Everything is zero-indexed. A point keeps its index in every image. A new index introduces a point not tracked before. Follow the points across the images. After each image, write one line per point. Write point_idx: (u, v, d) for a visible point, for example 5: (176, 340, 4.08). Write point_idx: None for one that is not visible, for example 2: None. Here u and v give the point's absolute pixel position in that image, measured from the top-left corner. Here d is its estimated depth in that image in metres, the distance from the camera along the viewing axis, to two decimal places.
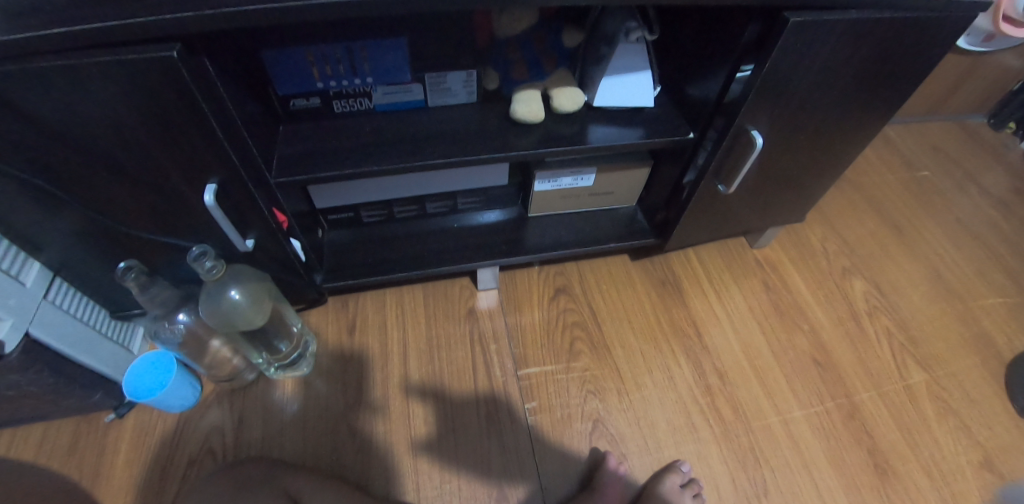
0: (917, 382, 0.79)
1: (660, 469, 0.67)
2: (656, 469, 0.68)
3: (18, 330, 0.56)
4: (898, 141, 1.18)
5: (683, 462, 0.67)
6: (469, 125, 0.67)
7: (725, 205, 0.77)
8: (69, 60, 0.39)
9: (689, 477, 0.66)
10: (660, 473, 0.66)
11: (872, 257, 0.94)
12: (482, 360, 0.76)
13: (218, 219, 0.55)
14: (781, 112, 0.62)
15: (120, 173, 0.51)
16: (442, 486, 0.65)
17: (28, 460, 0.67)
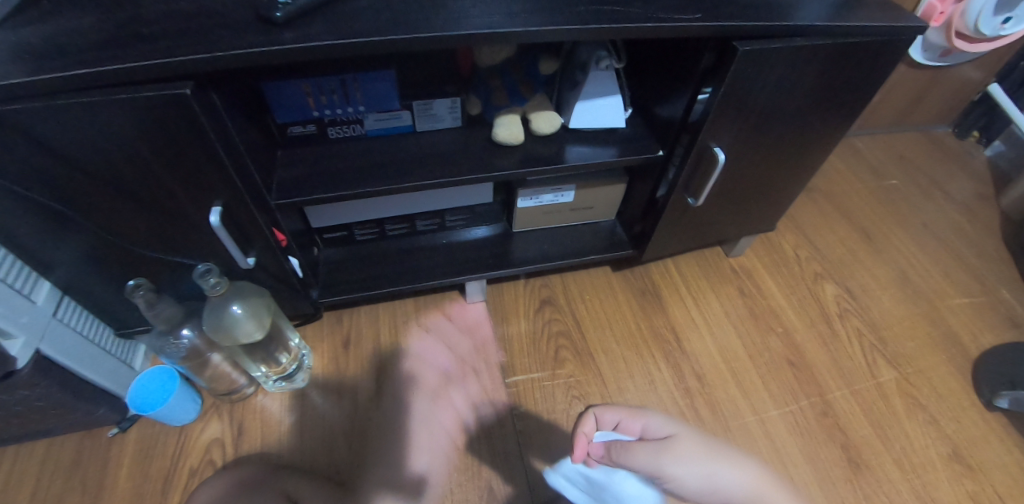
0: (888, 379, 0.83)
1: None
2: None
3: (29, 346, 0.60)
4: (867, 152, 1.25)
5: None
6: (454, 147, 0.72)
7: (697, 216, 0.82)
8: (91, 97, 0.44)
9: None
10: None
11: (842, 262, 0.99)
12: (472, 369, 0.80)
13: (222, 239, 0.59)
14: (740, 129, 0.68)
15: (131, 197, 0.55)
16: (434, 490, 0.69)
17: (32, 475, 0.69)
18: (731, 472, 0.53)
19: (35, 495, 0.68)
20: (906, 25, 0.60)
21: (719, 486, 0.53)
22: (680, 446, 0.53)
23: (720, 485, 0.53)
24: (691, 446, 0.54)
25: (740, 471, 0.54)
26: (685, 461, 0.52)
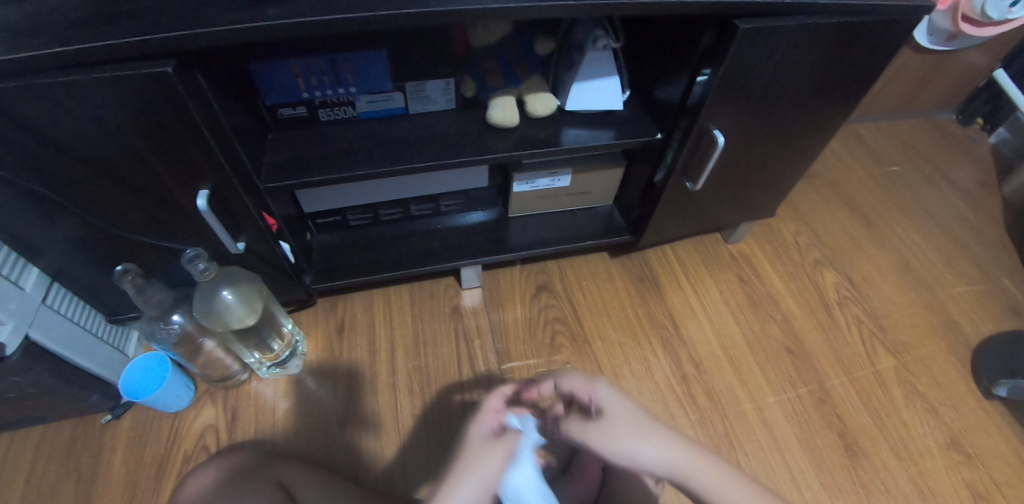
0: (886, 367, 0.82)
1: None
2: None
3: (18, 332, 0.59)
4: (869, 138, 1.23)
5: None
6: (449, 130, 0.71)
7: (695, 202, 0.80)
8: (71, 76, 0.43)
9: None
10: None
11: (843, 249, 0.98)
12: (467, 355, 0.79)
13: (211, 223, 0.58)
14: (740, 112, 0.66)
15: (117, 180, 0.54)
16: (430, 476, 0.69)
17: (27, 461, 0.69)
18: (650, 450, 0.46)
19: (30, 481, 0.68)
20: (914, 4, 0.58)
21: (637, 464, 0.46)
22: (609, 425, 0.48)
23: (633, 455, 0.46)
24: (621, 421, 0.48)
25: (664, 447, 0.46)
26: (607, 439, 0.47)
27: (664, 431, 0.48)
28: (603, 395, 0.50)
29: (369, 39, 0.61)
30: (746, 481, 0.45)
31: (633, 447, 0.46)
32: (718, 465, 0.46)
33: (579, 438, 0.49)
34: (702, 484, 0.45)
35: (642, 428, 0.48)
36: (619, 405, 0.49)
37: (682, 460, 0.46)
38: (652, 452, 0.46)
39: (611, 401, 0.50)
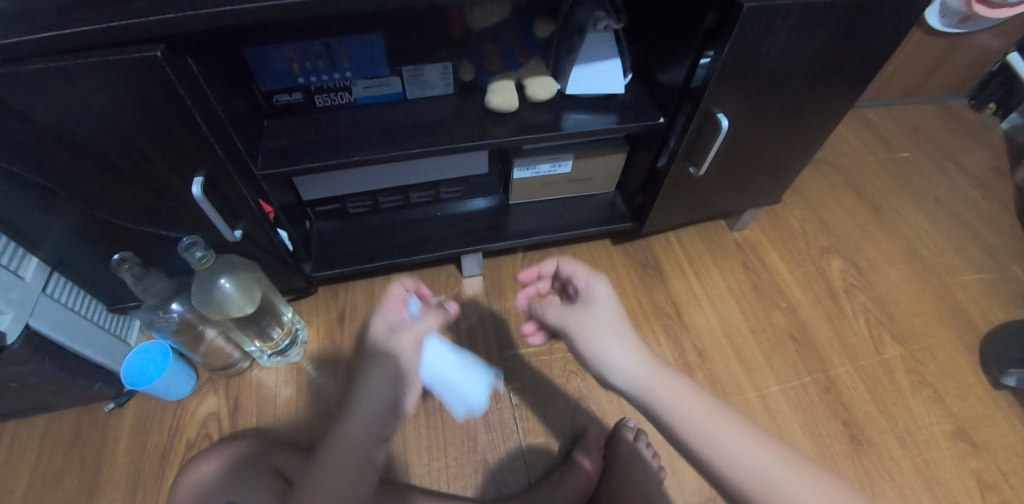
0: (894, 356, 0.81)
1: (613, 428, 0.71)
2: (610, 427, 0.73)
3: (19, 322, 0.59)
4: (879, 123, 1.20)
5: (630, 419, 0.72)
6: (447, 115, 0.70)
7: (699, 187, 0.79)
8: (59, 62, 0.42)
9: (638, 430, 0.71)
10: (612, 433, 0.70)
11: (850, 236, 0.96)
12: (468, 344, 0.79)
13: (206, 210, 0.58)
14: (744, 95, 0.65)
15: (111, 168, 0.53)
16: (431, 464, 0.69)
17: (33, 449, 0.70)
18: (620, 352, 0.50)
19: (36, 469, 0.68)
20: None
21: (603, 361, 0.50)
22: (591, 319, 0.52)
23: (605, 354, 0.50)
24: (604, 321, 0.52)
25: (634, 354, 0.50)
26: (586, 330, 0.52)
27: (640, 346, 0.51)
28: (601, 294, 0.55)
29: (364, 22, 0.60)
30: (701, 392, 0.47)
31: (605, 345, 0.50)
32: (684, 385, 0.47)
33: (564, 325, 0.53)
34: (660, 389, 0.47)
35: (621, 338, 0.51)
36: (610, 306, 0.54)
37: (646, 369, 0.48)
38: (620, 353, 0.49)
39: (604, 302, 0.54)
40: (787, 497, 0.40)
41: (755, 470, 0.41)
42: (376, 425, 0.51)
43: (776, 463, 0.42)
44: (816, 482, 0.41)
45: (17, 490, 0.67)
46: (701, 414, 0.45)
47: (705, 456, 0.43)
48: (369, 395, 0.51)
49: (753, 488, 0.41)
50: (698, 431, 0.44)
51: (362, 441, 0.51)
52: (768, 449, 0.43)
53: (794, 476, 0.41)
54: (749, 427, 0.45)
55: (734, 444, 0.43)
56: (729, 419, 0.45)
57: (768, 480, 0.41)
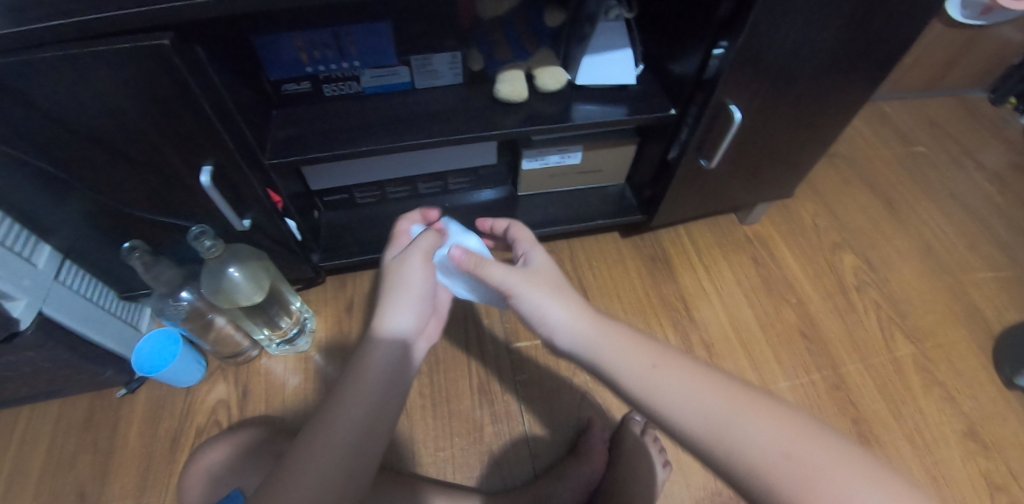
0: (904, 353, 0.80)
1: (619, 421, 0.72)
2: (615, 420, 0.73)
3: (32, 308, 0.60)
4: (895, 117, 1.18)
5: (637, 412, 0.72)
6: (456, 105, 0.69)
7: (710, 180, 0.78)
8: (68, 50, 0.42)
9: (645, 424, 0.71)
10: (619, 427, 0.70)
11: (863, 232, 0.95)
12: (475, 335, 0.79)
13: (215, 199, 0.58)
14: (758, 87, 0.63)
15: (122, 157, 0.53)
16: (436, 454, 0.69)
17: (47, 433, 0.71)
18: (562, 312, 0.46)
19: (51, 453, 0.70)
20: None
21: (547, 324, 0.46)
22: (529, 279, 0.47)
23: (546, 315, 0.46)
24: (544, 280, 0.48)
25: (578, 315, 0.46)
26: (527, 287, 0.47)
27: (579, 301, 0.47)
28: (538, 258, 0.52)
29: (372, 11, 0.60)
30: (648, 345, 0.43)
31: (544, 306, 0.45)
32: (631, 341, 0.44)
33: (501, 287, 0.47)
34: (604, 350, 0.43)
35: (563, 297, 0.47)
36: (548, 268, 0.51)
37: (588, 327, 0.45)
38: (561, 312, 0.45)
39: (542, 263, 0.51)
40: (739, 438, 0.35)
41: (704, 416, 0.37)
42: (389, 373, 0.49)
43: (728, 406, 0.37)
44: (778, 418, 0.36)
45: (32, 472, 0.68)
46: (645, 364, 0.41)
47: (658, 409, 0.39)
48: (383, 338, 0.50)
49: (706, 436, 0.37)
50: (644, 387, 0.40)
51: (375, 390, 0.48)
52: (719, 391, 0.39)
53: (747, 414, 0.37)
54: (699, 371, 0.41)
55: (681, 393, 0.39)
56: (673, 364, 0.41)
57: (717, 424, 0.37)
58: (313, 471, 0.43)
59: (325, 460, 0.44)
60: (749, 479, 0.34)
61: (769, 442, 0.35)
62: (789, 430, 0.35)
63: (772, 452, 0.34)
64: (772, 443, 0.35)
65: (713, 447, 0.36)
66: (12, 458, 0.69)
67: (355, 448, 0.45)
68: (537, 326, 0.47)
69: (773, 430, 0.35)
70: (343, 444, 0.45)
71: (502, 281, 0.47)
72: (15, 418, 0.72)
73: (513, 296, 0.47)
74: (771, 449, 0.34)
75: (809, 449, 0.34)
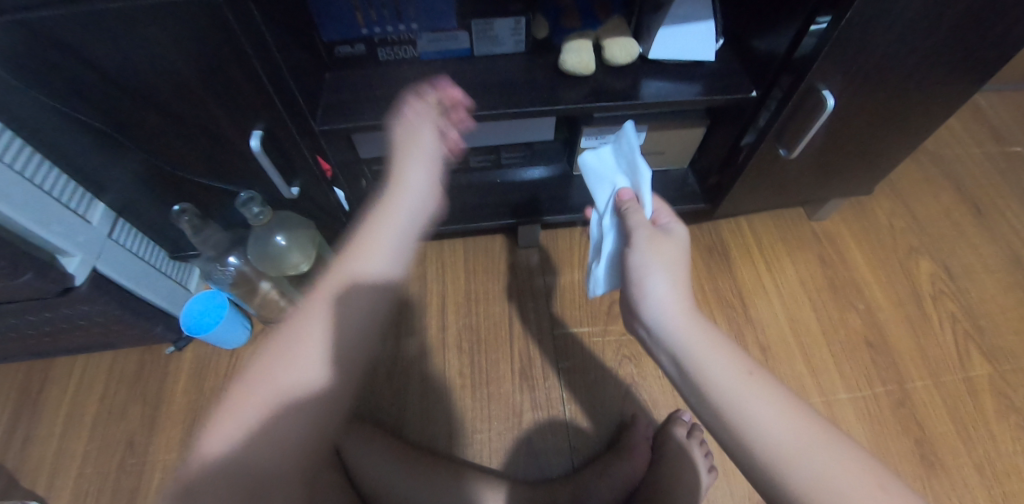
0: (981, 375, 0.72)
1: (663, 422, 0.68)
2: (658, 420, 0.70)
3: (85, 264, 0.60)
4: (992, 109, 1.06)
5: (685, 412, 0.68)
6: (516, 76, 0.65)
7: (784, 171, 0.71)
8: (117, 3, 0.39)
9: (692, 425, 0.67)
10: (664, 426, 0.67)
11: (946, 236, 0.86)
12: (520, 318, 0.77)
13: (264, 164, 0.57)
14: (857, 71, 0.56)
15: (174, 118, 0.52)
16: (473, 436, 0.68)
17: (100, 382, 0.73)
18: (666, 287, 0.43)
19: (103, 402, 0.72)
20: None
21: (642, 290, 0.44)
22: (659, 242, 0.45)
23: (647, 281, 0.44)
24: (671, 253, 0.45)
25: (680, 299, 0.43)
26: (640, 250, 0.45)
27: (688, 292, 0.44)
28: (677, 226, 0.49)
29: None
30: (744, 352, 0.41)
31: (653, 273, 0.43)
32: (728, 346, 0.41)
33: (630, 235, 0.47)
34: (694, 338, 0.40)
35: (670, 274, 0.44)
36: (682, 243, 0.47)
37: (688, 314, 0.42)
38: (665, 288, 0.43)
39: (677, 233, 0.48)
40: (813, 475, 0.33)
41: (790, 435, 0.35)
42: (395, 237, 0.43)
43: (814, 438, 0.35)
44: (861, 457, 0.34)
45: (85, 419, 0.71)
46: (740, 369, 0.39)
47: (728, 411, 0.37)
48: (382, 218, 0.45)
49: (781, 452, 0.34)
50: (733, 386, 0.38)
51: (382, 255, 0.42)
52: (807, 415, 0.36)
53: (834, 447, 0.34)
54: (792, 401, 0.37)
55: (767, 405, 0.36)
56: (772, 386, 0.38)
57: (798, 446, 0.34)
58: (308, 339, 0.37)
59: (324, 329, 0.37)
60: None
61: (851, 477, 0.32)
62: (875, 472, 0.33)
63: (868, 489, 0.32)
64: (864, 483, 0.32)
65: (788, 467, 0.34)
66: (68, 403, 0.72)
67: (358, 317, 0.39)
68: (634, 286, 0.45)
69: (855, 467, 0.33)
70: (347, 314, 0.39)
71: (636, 226, 0.47)
72: (72, 365, 0.75)
73: (633, 244, 0.46)
74: (860, 493, 0.31)
75: (895, 495, 0.32)
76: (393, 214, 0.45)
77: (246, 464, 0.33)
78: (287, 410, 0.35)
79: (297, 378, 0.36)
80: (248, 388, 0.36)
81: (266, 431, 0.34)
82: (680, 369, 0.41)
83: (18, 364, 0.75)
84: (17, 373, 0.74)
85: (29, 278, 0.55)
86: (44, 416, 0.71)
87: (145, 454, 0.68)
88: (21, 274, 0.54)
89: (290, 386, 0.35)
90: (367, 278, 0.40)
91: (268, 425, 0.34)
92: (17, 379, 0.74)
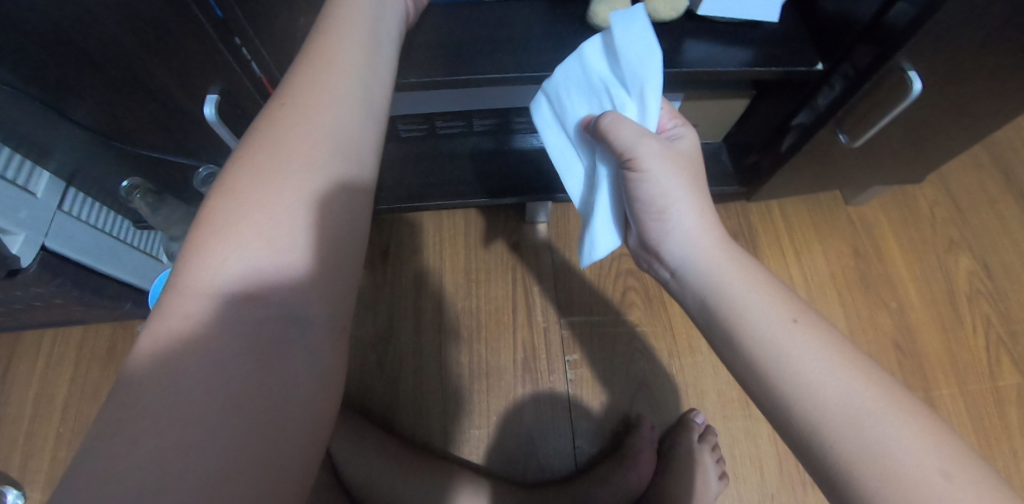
0: (1011, 384, 0.68)
1: (675, 421, 0.65)
2: (667, 420, 0.66)
3: (33, 244, 0.53)
4: None
5: (699, 413, 0.64)
6: (533, 29, 0.53)
7: (837, 158, 0.62)
8: None
9: (704, 426, 0.64)
10: (677, 426, 0.63)
11: (995, 227, 0.77)
12: (525, 302, 0.71)
13: (222, 134, 0.48)
14: (956, 49, 0.45)
15: (111, 82, 0.42)
16: (471, 430, 0.65)
17: (71, 358, 0.69)
18: (691, 216, 0.38)
19: (76, 379, 0.68)
20: None
21: (663, 224, 0.39)
22: (676, 156, 0.39)
23: (667, 214, 0.38)
24: (690, 168, 0.39)
25: (705, 229, 0.38)
26: (660, 176, 0.37)
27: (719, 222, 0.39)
28: (686, 135, 0.42)
29: None
30: (791, 294, 0.35)
31: (676, 201, 0.38)
32: (763, 280, 0.36)
33: (631, 163, 0.37)
34: (720, 274, 0.36)
35: (693, 201, 0.38)
36: (696, 154, 0.41)
37: (722, 247, 0.37)
38: (689, 219, 0.38)
39: (686, 141, 0.41)
40: (867, 439, 0.28)
41: (837, 396, 0.30)
42: (366, 62, 0.34)
43: (871, 394, 0.30)
44: (928, 431, 0.28)
45: (58, 400, 0.67)
46: (783, 314, 0.34)
47: (765, 364, 0.33)
48: (339, 36, 0.34)
49: (822, 416, 0.30)
50: (774, 336, 0.33)
51: (357, 73, 0.33)
52: (862, 374, 0.30)
53: (893, 417, 0.28)
54: (845, 347, 0.32)
55: (813, 356, 0.31)
56: (818, 325, 0.33)
57: (845, 410, 0.29)
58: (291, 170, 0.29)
59: (301, 167, 0.29)
60: (847, 482, 0.28)
61: (906, 456, 0.27)
62: (946, 454, 0.27)
63: (926, 475, 0.26)
64: (922, 465, 0.27)
65: (828, 432, 0.29)
66: (38, 381, 0.68)
67: (343, 151, 0.31)
68: (652, 215, 0.39)
69: (922, 443, 0.27)
70: (334, 139, 0.31)
71: (634, 145, 0.37)
72: (39, 339, 0.70)
73: (642, 170, 0.37)
74: (919, 467, 0.27)
75: (963, 488, 0.26)
76: (359, 32, 0.35)
77: (240, 337, 0.26)
78: (282, 255, 0.27)
79: (283, 220, 0.28)
80: (213, 235, 0.27)
81: (261, 286, 0.27)
82: (714, 311, 0.36)
83: None
84: None
85: None
86: (13, 394, 0.67)
87: None
88: None
89: (272, 235, 0.27)
90: (343, 104, 0.32)
91: (258, 284, 0.27)
92: None
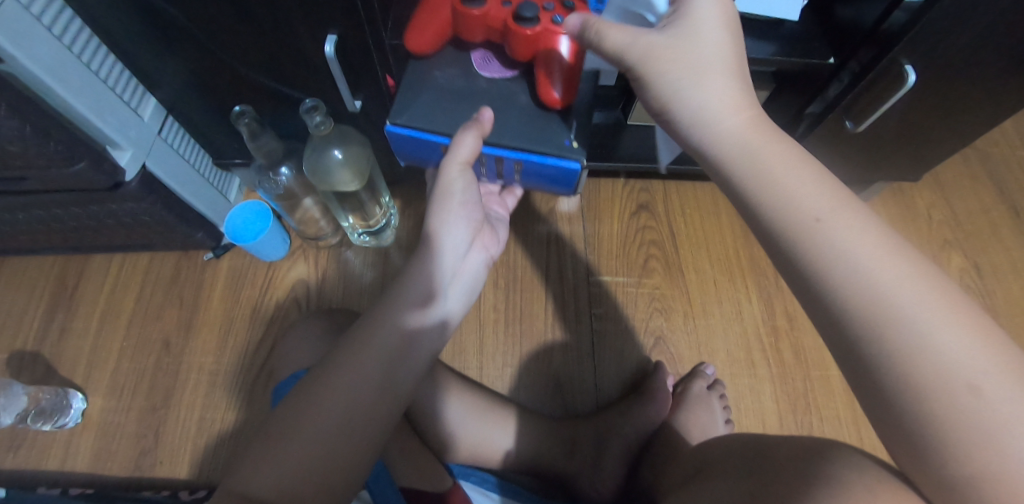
0: None
1: (685, 374, 0.71)
2: (681, 373, 0.72)
3: (137, 160, 0.59)
4: None
5: (708, 365, 0.71)
6: None
7: (845, 143, 0.71)
8: None
9: (713, 380, 0.70)
10: (687, 378, 0.70)
11: (981, 233, 0.86)
12: (557, 261, 0.78)
13: (335, 73, 0.55)
14: (951, 47, 0.54)
15: (247, 15, 0.49)
16: (503, 368, 0.71)
17: (138, 280, 0.75)
18: (704, 107, 0.37)
19: (141, 299, 0.74)
20: None
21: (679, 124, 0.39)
22: (658, 56, 0.38)
23: (676, 111, 0.38)
24: (699, 52, 0.38)
25: (727, 124, 0.36)
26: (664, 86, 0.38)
27: (743, 105, 0.37)
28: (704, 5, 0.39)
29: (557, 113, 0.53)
30: (829, 191, 0.32)
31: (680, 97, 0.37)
32: (786, 171, 0.34)
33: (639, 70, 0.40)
34: (743, 173, 0.35)
35: (710, 93, 0.37)
36: (714, 26, 0.39)
37: (743, 137, 0.36)
38: (701, 109, 0.37)
39: (703, 11, 0.39)
40: (890, 344, 0.27)
41: (860, 302, 0.29)
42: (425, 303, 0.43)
43: (906, 298, 0.28)
44: (970, 339, 0.27)
45: (122, 317, 0.73)
46: (808, 212, 0.32)
47: (793, 265, 0.32)
48: (420, 278, 0.44)
49: (842, 310, 0.29)
50: (796, 237, 0.32)
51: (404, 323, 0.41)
52: (898, 275, 0.29)
53: (926, 319, 0.27)
54: (889, 241, 0.30)
55: (854, 251, 0.30)
56: (853, 218, 0.31)
57: (875, 316, 0.28)
58: (329, 396, 0.36)
59: (336, 394, 0.36)
60: (871, 377, 0.28)
61: (934, 363, 0.26)
62: (984, 359, 0.26)
63: (950, 384, 0.26)
64: (947, 373, 0.26)
65: (864, 329, 0.28)
66: (106, 299, 0.74)
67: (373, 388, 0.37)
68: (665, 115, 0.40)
69: (956, 354, 0.26)
70: (363, 375, 0.37)
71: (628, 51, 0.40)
72: (109, 262, 0.77)
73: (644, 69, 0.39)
74: (941, 374, 0.26)
75: (992, 399, 0.25)
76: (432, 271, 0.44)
77: None
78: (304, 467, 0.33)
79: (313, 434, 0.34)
80: (271, 436, 0.34)
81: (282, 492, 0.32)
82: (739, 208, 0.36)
83: (55, 258, 0.77)
84: (53, 267, 0.76)
85: (83, 167, 0.53)
86: (84, 307, 0.74)
87: (181, 355, 0.71)
88: (76, 161, 0.53)
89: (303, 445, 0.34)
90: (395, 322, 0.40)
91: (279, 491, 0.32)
92: (54, 271, 0.76)
